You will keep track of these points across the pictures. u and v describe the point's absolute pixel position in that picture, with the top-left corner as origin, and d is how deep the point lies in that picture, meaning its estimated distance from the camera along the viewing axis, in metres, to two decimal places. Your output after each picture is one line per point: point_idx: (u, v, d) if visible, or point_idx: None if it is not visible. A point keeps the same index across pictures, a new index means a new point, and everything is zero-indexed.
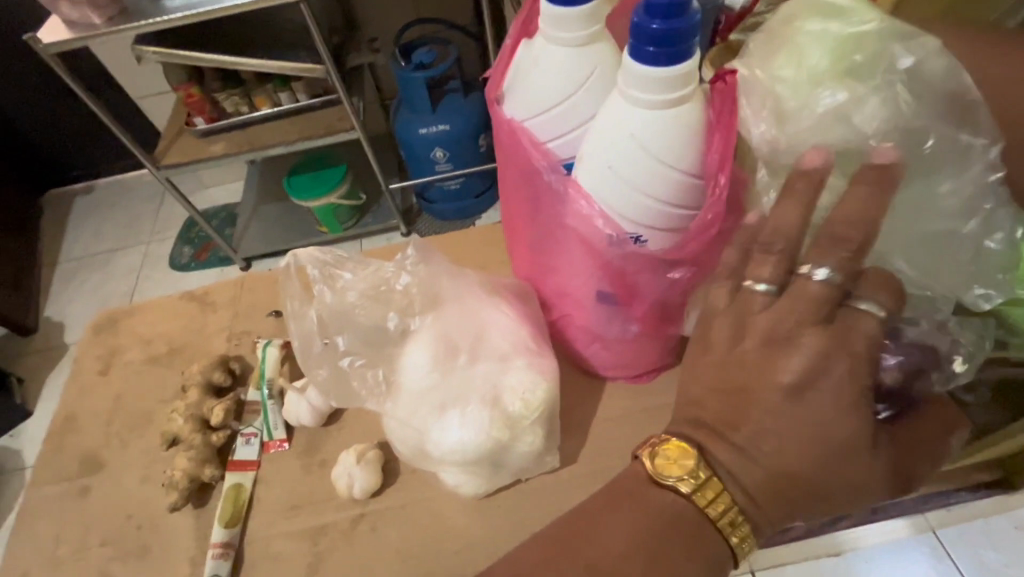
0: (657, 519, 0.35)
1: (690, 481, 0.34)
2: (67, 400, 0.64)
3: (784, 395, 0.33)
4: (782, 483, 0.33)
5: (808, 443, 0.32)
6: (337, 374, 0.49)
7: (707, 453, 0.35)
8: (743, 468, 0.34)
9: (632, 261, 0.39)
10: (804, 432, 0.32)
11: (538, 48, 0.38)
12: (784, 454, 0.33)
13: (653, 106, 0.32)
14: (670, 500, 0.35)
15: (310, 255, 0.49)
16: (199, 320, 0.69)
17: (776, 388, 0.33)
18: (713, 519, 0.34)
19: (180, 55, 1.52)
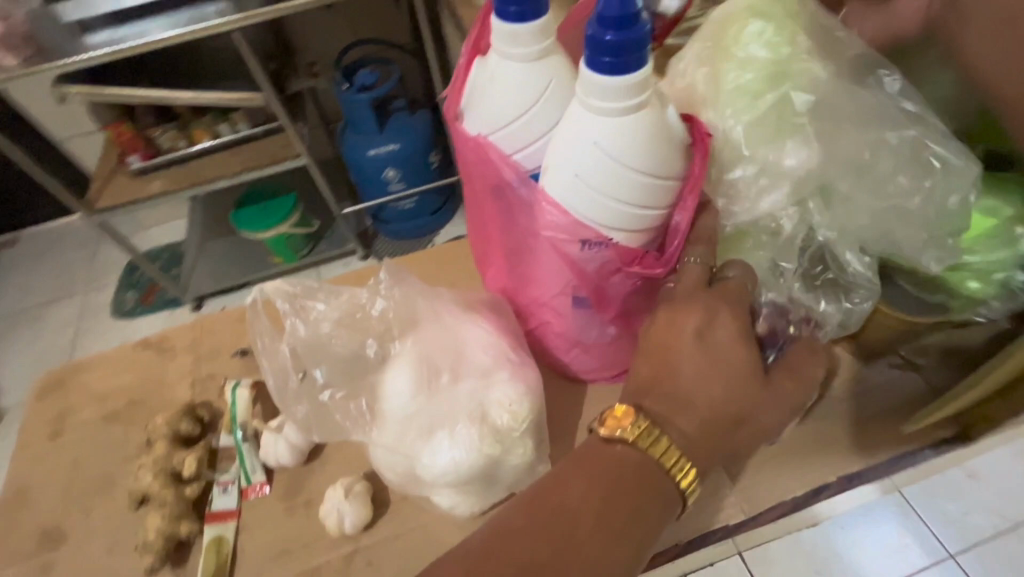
0: (606, 470, 0.35)
1: (638, 433, 0.36)
2: (16, 471, 0.59)
3: (714, 348, 0.37)
4: (716, 437, 0.36)
5: (735, 386, 0.36)
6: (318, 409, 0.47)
7: (648, 410, 0.37)
8: (680, 415, 0.37)
9: (607, 266, 0.39)
10: (730, 374, 0.37)
11: (492, 64, 0.38)
12: (717, 400, 0.36)
13: (613, 114, 0.32)
14: (624, 451, 0.36)
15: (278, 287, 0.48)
16: (157, 369, 0.66)
17: (704, 350, 0.37)
18: (664, 472, 0.35)
19: (107, 92, 1.45)
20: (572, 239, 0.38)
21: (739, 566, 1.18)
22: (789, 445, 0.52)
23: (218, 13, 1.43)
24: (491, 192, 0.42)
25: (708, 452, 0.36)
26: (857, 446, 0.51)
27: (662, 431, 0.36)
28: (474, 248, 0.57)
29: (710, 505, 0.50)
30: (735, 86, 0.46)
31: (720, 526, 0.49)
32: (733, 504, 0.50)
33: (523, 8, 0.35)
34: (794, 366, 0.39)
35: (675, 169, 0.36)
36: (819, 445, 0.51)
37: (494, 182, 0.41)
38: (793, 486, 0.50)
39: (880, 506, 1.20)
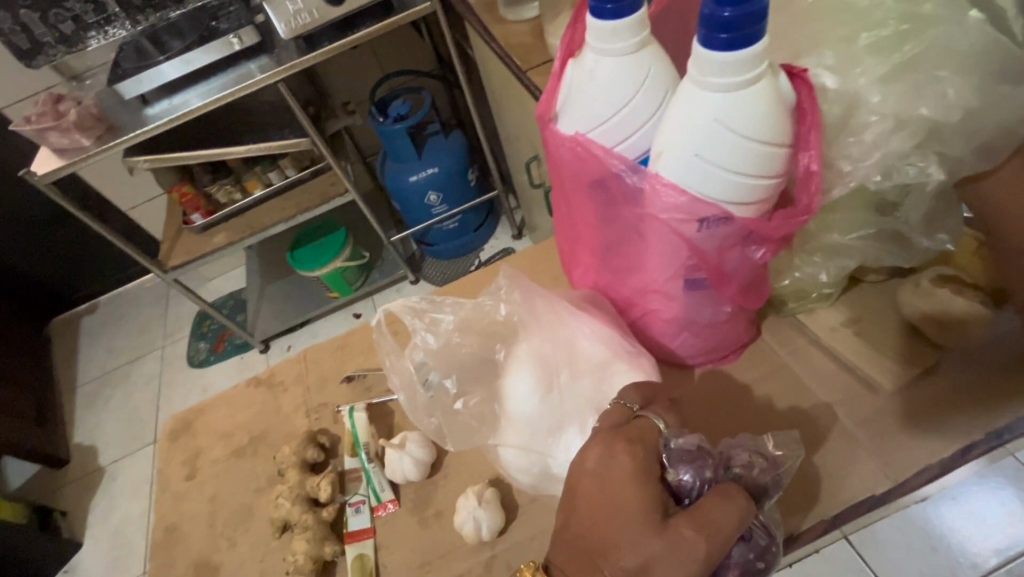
0: None
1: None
2: (163, 511, 0.63)
3: (600, 498, 0.39)
4: None
5: (619, 522, 0.37)
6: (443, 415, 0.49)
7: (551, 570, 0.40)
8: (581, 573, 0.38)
9: (726, 240, 0.40)
10: (613, 510, 0.38)
11: (589, 63, 0.40)
12: (602, 541, 0.38)
13: (734, 89, 0.33)
14: None
15: (400, 305, 0.50)
16: (271, 402, 0.69)
17: (587, 494, 0.40)
18: None
19: (170, 158, 1.56)
20: (689, 218, 0.38)
21: (846, 549, 1.12)
22: (923, 407, 0.50)
23: (261, 69, 1.52)
24: (594, 186, 0.43)
25: None
26: (1001, 399, 0.48)
27: None
28: (562, 247, 0.58)
29: (847, 475, 0.49)
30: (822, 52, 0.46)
31: (865, 497, 0.47)
32: (875, 473, 0.48)
33: (620, 4, 0.36)
34: (703, 521, 0.36)
35: (790, 135, 0.36)
36: (957, 401, 0.49)
37: (596, 176, 0.42)
38: (937, 448, 0.48)
39: (992, 472, 1.13)
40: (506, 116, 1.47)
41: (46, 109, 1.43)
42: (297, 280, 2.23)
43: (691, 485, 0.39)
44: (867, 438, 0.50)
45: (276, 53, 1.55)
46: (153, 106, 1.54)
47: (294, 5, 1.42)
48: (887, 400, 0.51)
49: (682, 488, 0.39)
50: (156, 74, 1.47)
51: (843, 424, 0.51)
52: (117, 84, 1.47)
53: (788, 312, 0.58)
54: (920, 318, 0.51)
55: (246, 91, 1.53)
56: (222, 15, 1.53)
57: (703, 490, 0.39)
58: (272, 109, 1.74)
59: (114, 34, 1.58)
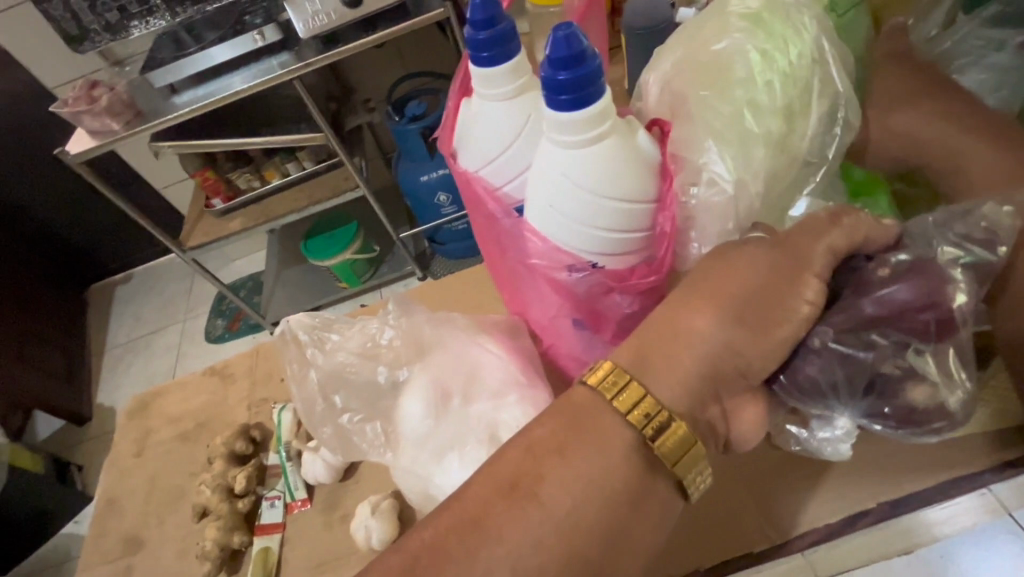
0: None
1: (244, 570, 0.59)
2: (109, 484, 0.68)
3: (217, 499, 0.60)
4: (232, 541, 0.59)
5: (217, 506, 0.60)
6: (462, 545, 0.33)
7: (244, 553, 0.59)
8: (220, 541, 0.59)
9: (596, 287, 0.40)
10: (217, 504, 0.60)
11: (475, 105, 0.41)
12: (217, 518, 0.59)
13: (581, 147, 0.34)
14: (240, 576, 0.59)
15: (299, 321, 0.53)
16: (221, 392, 0.73)
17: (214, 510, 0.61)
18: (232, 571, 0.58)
19: (192, 144, 1.65)
20: (556, 266, 0.39)
21: None
22: (825, 468, 0.49)
23: (282, 65, 1.56)
24: (483, 224, 0.44)
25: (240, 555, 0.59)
26: (897, 471, 0.48)
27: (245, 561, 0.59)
28: None
29: (732, 531, 0.48)
30: (723, 105, 0.46)
31: (745, 553, 0.47)
32: (759, 529, 0.48)
33: (495, 53, 0.37)
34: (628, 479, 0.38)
35: (652, 193, 0.36)
36: (860, 465, 0.49)
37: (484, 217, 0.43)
38: (828, 511, 0.47)
39: None
40: None
41: (81, 93, 1.54)
42: (311, 268, 2.30)
43: (935, 428, 0.36)
44: (760, 492, 0.49)
45: (298, 49, 1.60)
46: (181, 95, 1.60)
47: (313, 6, 1.47)
48: (788, 457, 0.50)
49: (928, 423, 0.36)
50: (184, 65, 1.54)
51: (743, 473, 0.50)
52: (150, 71, 1.54)
53: None
54: None
55: (267, 85, 1.58)
56: (254, 9, 1.61)
57: (926, 422, 0.36)
58: (294, 103, 1.81)
59: (154, 24, 1.67)
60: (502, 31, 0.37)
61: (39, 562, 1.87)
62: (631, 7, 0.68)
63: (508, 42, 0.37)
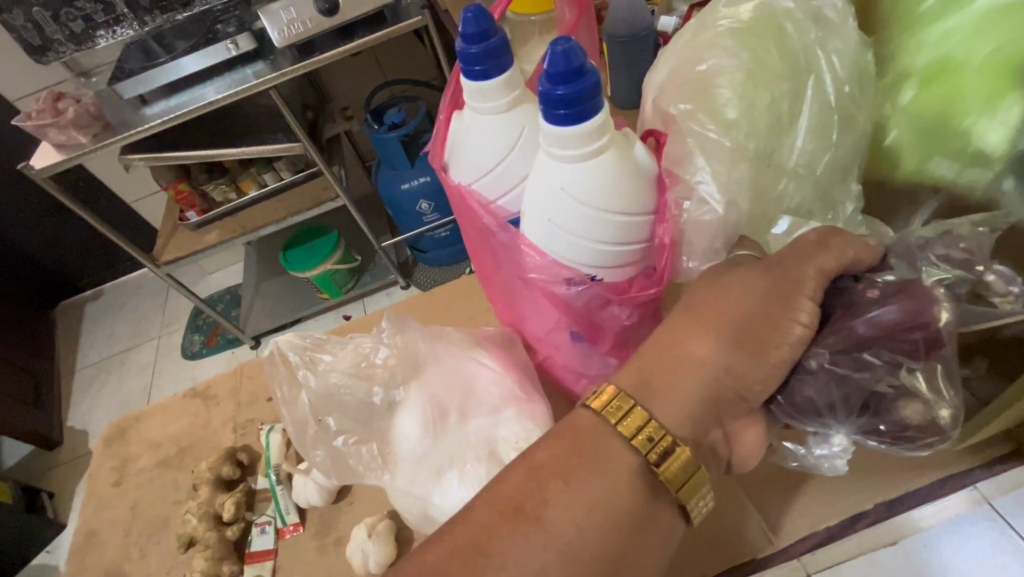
0: None
1: None
2: (87, 516, 0.65)
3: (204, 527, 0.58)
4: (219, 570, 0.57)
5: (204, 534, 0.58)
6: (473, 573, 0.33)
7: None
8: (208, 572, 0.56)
9: (594, 301, 0.40)
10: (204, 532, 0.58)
11: (467, 119, 0.40)
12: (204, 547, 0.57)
13: (578, 161, 0.33)
14: None
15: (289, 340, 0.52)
16: (204, 415, 0.71)
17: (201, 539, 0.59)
18: None
19: (165, 156, 1.60)
20: (554, 280, 0.38)
21: None
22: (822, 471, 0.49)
23: (257, 75, 1.54)
24: (477, 238, 0.43)
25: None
26: (892, 472, 0.48)
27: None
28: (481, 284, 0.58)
29: (734, 539, 0.48)
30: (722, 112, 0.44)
31: (748, 561, 0.47)
32: (760, 536, 0.48)
33: (487, 66, 0.37)
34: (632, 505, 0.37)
35: (649, 205, 0.36)
36: (856, 467, 0.49)
37: (478, 231, 0.42)
38: (828, 516, 0.47)
39: None
40: None
41: (46, 106, 1.48)
42: (291, 280, 2.26)
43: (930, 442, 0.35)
44: (761, 499, 0.49)
45: (273, 58, 1.57)
46: (152, 106, 1.56)
47: (288, 14, 1.45)
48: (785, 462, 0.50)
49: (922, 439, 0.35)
50: (156, 76, 1.50)
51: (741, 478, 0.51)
52: (118, 82, 1.49)
53: None
54: None
55: (242, 95, 1.55)
56: (226, 18, 1.57)
57: (920, 438, 0.35)
58: (270, 113, 1.78)
59: (121, 33, 1.63)
60: (495, 44, 0.36)
61: None
62: (613, 17, 0.68)
63: (501, 55, 0.37)
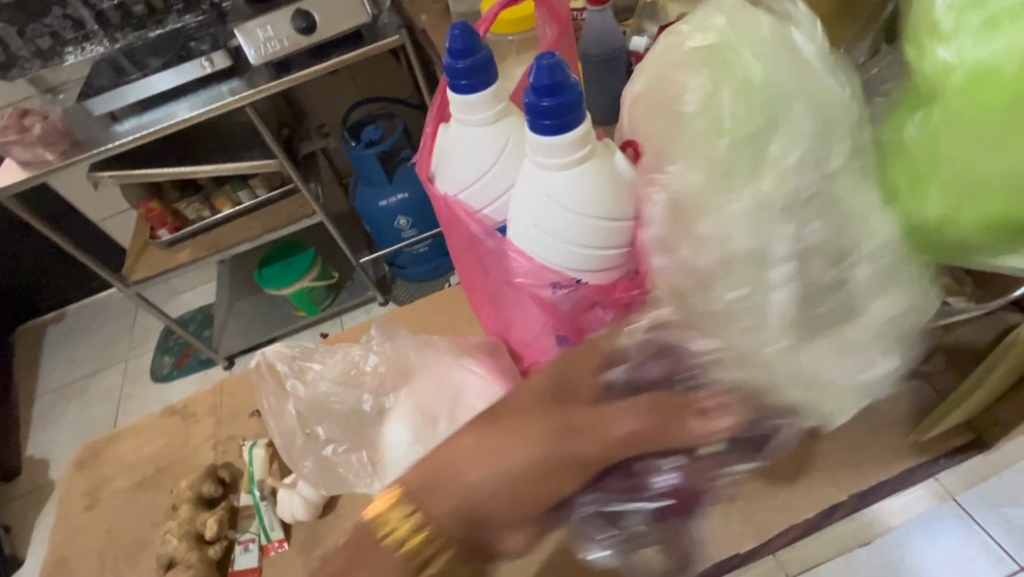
0: None
1: None
2: (56, 542, 0.63)
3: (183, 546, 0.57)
4: None
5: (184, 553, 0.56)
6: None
7: None
8: None
9: (580, 304, 0.41)
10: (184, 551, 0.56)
11: (454, 130, 0.42)
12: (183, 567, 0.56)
13: (563, 169, 0.35)
14: None
15: (279, 350, 0.54)
16: (183, 433, 0.69)
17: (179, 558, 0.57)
18: None
19: (136, 173, 1.57)
20: (541, 283, 0.40)
21: None
22: (802, 466, 0.51)
23: (233, 92, 1.53)
24: (465, 246, 0.45)
25: None
26: (864, 464, 0.50)
27: None
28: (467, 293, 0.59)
29: (717, 535, 0.50)
30: None
31: (732, 556, 0.49)
32: (743, 532, 0.50)
33: (473, 80, 0.39)
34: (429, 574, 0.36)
35: (629, 210, 0.38)
36: (833, 461, 0.51)
37: (465, 237, 0.43)
38: (804, 510, 0.49)
39: None
40: None
41: (11, 122, 1.44)
42: (266, 298, 2.22)
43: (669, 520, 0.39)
44: (746, 497, 0.51)
45: (248, 77, 1.57)
46: (123, 124, 1.53)
47: (265, 33, 1.46)
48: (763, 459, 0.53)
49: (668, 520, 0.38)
50: (126, 93, 1.47)
51: None
52: (88, 99, 1.46)
53: None
54: None
55: (216, 112, 1.54)
56: (199, 36, 1.56)
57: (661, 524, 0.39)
58: (246, 130, 1.77)
59: (89, 49, 1.63)
60: (481, 61, 0.38)
61: None
62: (587, 36, 0.71)
63: (486, 70, 0.39)
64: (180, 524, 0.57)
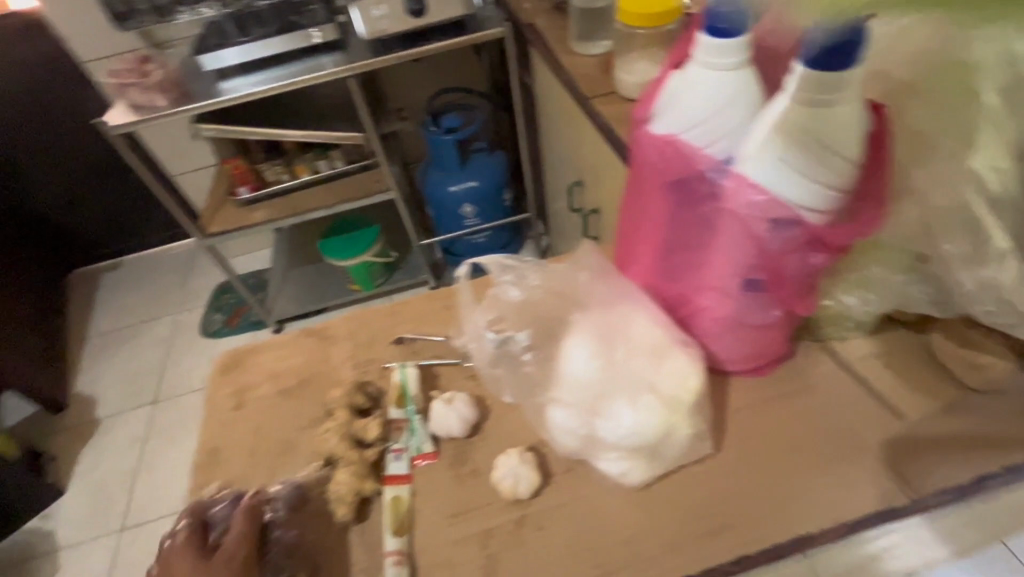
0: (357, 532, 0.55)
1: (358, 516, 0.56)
2: (208, 434, 0.67)
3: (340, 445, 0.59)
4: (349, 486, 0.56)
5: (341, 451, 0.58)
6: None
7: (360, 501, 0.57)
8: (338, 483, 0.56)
9: (790, 243, 0.45)
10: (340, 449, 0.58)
11: (692, 73, 0.45)
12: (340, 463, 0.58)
13: (822, 107, 0.40)
14: (354, 525, 0.56)
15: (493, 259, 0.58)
16: (322, 352, 0.73)
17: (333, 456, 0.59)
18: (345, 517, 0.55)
19: (233, 129, 1.64)
20: (763, 217, 0.44)
21: None
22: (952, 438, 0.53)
23: (335, 62, 1.60)
24: (672, 186, 0.48)
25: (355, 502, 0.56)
26: None
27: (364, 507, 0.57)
28: (616, 249, 0.62)
29: (866, 490, 0.52)
30: None
31: (886, 509, 0.50)
32: (894, 488, 0.51)
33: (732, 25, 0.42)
34: None
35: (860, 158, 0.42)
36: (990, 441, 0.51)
37: (679, 174, 0.47)
38: (957, 476, 0.50)
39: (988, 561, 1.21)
40: (555, 142, 1.55)
41: (133, 67, 1.52)
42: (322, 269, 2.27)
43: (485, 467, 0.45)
44: (896, 459, 0.53)
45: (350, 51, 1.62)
46: (228, 81, 1.61)
47: (378, 11, 1.53)
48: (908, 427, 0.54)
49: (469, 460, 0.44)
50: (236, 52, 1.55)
51: (866, 441, 0.54)
52: (200, 55, 1.56)
53: (824, 338, 0.61)
54: (952, 361, 0.54)
55: (318, 80, 1.60)
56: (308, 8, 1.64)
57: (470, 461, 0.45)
58: (335, 103, 1.84)
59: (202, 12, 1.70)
60: None
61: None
62: None
63: None
64: (341, 423, 0.60)
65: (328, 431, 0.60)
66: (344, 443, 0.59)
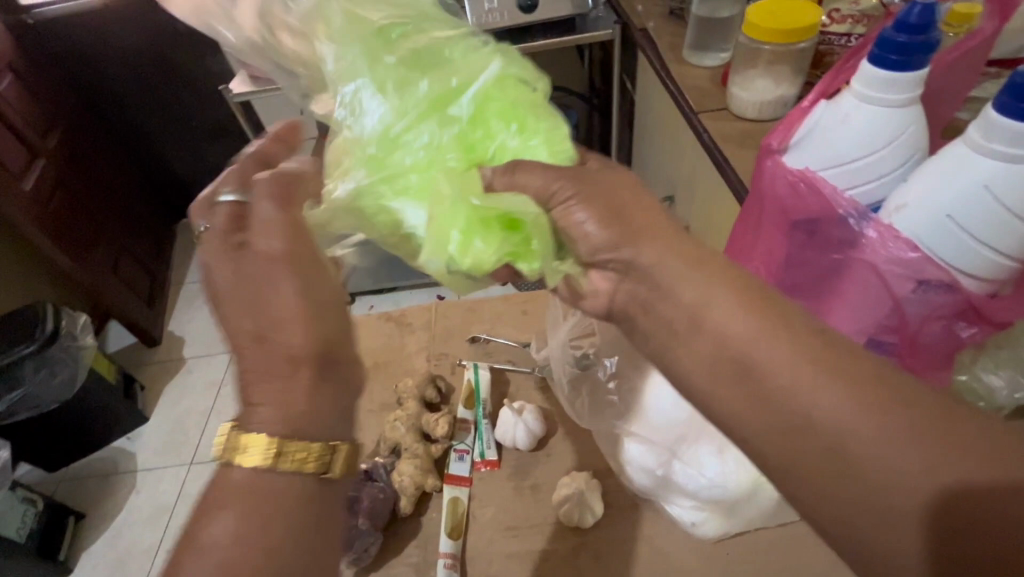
0: (412, 529, 0.56)
1: (415, 512, 0.56)
2: None
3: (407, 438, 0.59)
4: (412, 480, 0.56)
5: (407, 443, 0.59)
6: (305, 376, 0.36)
7: (419, 499, 0.57)
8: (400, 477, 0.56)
9: (935, 309, 0.40)
10: (406, 441, 0.59)
11: (847, 106, 0.40)
12: (405, 455, 0.58)
13: (1011, 164, 0.34)
14: (411, 520, 0.56)
15: None
16: (397, 338, 0.72)
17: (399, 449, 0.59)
18: (404, 511, 0.56)
19: None
20: (909, 277, 0.38)
21: None
22: None
23: None
24: (803, 225, 0.43)
25: (415, 499, 0.56)
26: None
27: (421, 506, 0.57)
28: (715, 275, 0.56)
29: None
30: None
31: None
32: None
33: (904, 59, 0.37)
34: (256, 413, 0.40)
35: None
36: None
37: (811, 215, 0.42)
38: None
39: None
40: None
41: None
42: None
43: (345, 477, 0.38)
44: None
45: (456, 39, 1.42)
46: None
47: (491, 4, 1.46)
48: None
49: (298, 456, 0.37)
50: None
51: None
52: None
53: None
54: None
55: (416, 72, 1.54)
56: None
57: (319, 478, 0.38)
58: None
59: None
60: (924, 40, 0.37)
61: (88, 469, 1.64)
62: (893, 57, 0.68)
63: (924, 52, 0.37)
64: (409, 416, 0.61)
65: (396, 421, 0.61)
66: (411, 438, 0.59)
